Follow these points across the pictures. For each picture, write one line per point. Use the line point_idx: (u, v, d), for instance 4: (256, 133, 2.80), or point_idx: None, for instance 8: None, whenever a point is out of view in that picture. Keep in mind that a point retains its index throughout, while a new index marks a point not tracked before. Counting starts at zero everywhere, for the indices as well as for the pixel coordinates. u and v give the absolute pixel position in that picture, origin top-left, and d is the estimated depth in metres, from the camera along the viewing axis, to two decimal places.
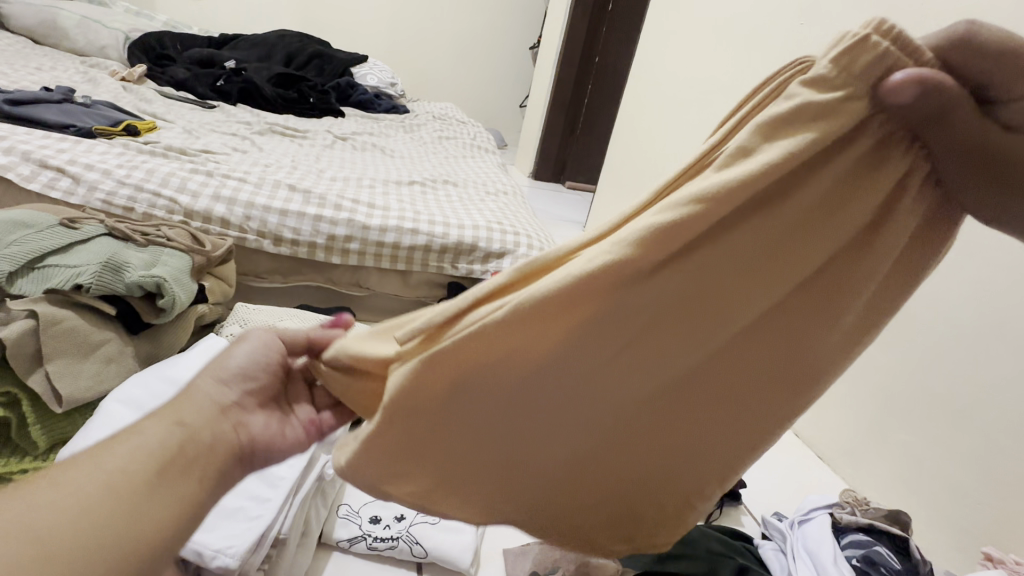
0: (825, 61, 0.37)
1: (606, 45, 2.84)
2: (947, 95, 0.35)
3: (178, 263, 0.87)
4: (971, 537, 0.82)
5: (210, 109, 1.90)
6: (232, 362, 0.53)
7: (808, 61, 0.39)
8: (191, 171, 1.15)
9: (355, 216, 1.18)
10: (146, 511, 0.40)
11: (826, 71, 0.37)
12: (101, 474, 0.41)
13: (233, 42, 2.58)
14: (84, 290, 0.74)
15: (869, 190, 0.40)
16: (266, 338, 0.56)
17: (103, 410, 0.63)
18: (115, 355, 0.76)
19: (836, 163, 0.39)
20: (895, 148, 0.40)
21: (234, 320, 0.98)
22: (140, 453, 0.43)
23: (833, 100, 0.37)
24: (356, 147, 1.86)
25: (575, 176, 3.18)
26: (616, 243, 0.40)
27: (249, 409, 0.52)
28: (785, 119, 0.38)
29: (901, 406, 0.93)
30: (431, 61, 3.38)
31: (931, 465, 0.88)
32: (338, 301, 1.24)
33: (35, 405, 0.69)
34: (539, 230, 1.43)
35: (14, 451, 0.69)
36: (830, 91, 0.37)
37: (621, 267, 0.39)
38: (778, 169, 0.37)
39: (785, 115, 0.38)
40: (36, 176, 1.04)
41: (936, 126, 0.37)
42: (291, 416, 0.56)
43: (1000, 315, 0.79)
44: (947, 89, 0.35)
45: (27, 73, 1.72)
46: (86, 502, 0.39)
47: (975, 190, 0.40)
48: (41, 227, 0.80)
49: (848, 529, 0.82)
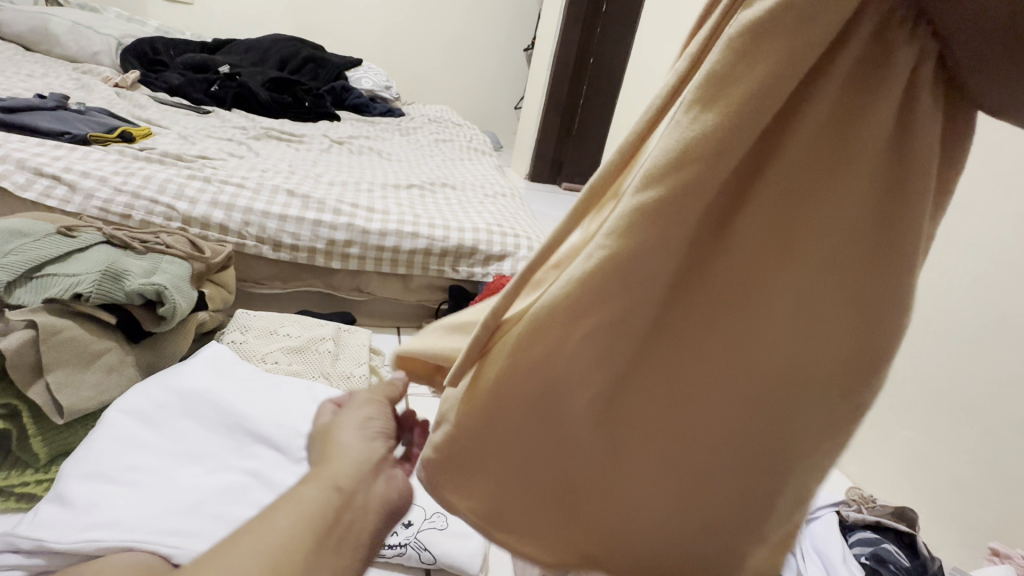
0: None
1: (600, 46, 2.85)
2: None
3: (178, 270, 0.86)
4: (977, 533, 0.82)
5: (205, 115, 1.89)
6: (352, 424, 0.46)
7: None
8: (188, 177, 1.14)
9: (354, 220, 1.17)
10: None
11: None
12: (263, 548, 0.33)
13: (226, 47, 2.56)
14: (83, 299, 0.73)
15: (882, 104, 0.29)
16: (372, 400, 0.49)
17: (105, 420, 0.62)
18: (116, 364, 0.75)
19: (834, 75, 0.28)
20: (898, 35, 0.29)
21: (235, 327, 0.97)
22: (299, 520, 0.36)
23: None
24: (353, 151, 1.86)
25: (572, 177, 3.18)
26: (606, 233, 0.29)
27: (391, 466, 0.45)
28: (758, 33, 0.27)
29: (905, 402, 0.93)
30: (425, 64, 3.38)
31: (937, 462, 0.88)
32: (338, 306, 1.23)
33: (35, 416, 0.67)
34: (539, 232, 1.43)
35: (15, 464, 0.68)
36: None
37: (624, 261, 0.29)
38: (753, 100, 0.27)
39: (757, 25, 0.27)
40: (32, 184, 1.03)
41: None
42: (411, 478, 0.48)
43: (1003, 310, 0.79)
44: None
45: (20, 80, 1.71)
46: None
47: (998, 87, 0.28)
48: (38, 236, 0.79)
49: (856, 527, 0.83)
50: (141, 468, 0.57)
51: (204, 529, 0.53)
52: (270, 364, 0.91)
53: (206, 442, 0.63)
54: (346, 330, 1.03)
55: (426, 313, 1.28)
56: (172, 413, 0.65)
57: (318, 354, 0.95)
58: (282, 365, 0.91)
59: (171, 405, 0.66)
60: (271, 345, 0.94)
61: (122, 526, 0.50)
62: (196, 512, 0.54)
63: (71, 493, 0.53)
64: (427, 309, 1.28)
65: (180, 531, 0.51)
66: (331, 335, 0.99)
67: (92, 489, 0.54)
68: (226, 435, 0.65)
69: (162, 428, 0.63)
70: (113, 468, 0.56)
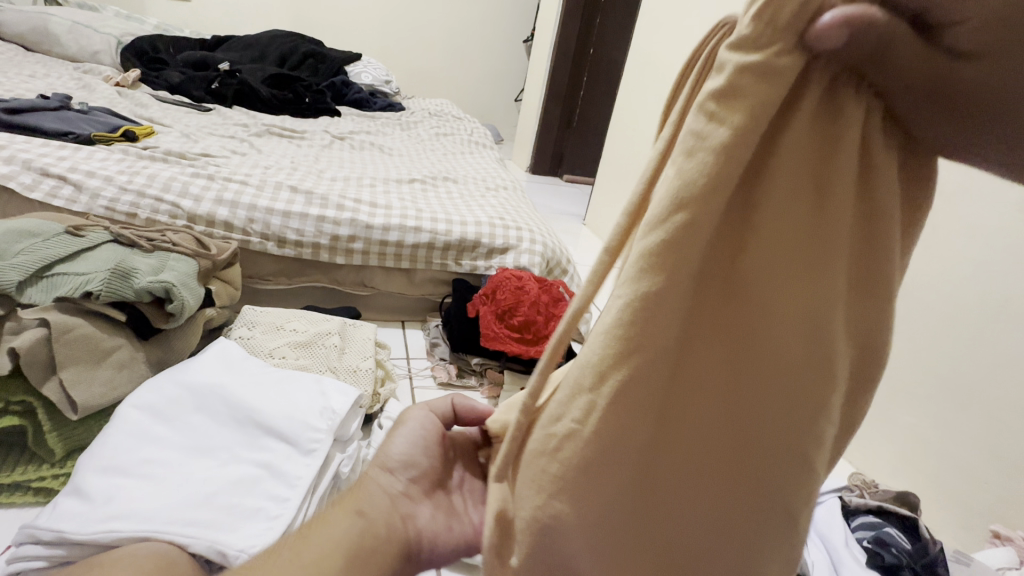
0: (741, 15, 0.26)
1: (600, 36, 2.83)
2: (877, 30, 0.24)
3: (185, 267, 0.87)
4: (978, 517, 0.83)
5: (206, 112, 1.89)
6: (395, 450, 0.50)
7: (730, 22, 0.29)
8: (192, 175, 1.15)
9: (357, 215, 1.18)
10: None
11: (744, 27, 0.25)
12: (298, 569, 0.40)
13: (225, 44, 2.56)
14: (93, 297, 0.74)
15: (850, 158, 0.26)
16: (425, 414, 0.53)
17: (119, 416, 0.63)
18: (127, 361, 0.76)
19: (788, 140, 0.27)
20: (848, 96, 0.27)
21: (242, 323, 0.98)
22: (328, 548, 0.42)
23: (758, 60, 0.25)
24: (355, 147, 1.86)
25: (573, 169, 3.18)
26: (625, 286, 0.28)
27: (415, 501, 0.48)
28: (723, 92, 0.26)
29: (907, 390, 0.93)
30: (425, 57, 3.37)
31: (938, 448, 0.88)
32: (343, 301, 1.24)
33: (49, 413, 0.69)
34: (541, 224, 1.43)
35: (29, 459, 0.69)
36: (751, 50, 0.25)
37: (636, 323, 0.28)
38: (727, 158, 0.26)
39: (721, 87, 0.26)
40: (38, 185, 1.04)
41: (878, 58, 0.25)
42: (460, 512, 0.49)
43: (1005, 296, 0.79)
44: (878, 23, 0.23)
45: (22, 81, 1.71)
46: None
47: (953, 131, 0.27)
48: (47, 237, 0.80)
49: (858, 512, 0.84)
50: (156, 462, 0.59)
51: (216, 519, 0.54)
52: (277, 359, 0.92)
53: (219, 436, 0.64)
54: (351, 325, 1.04)
55: (429, 307, 1.29)
56: (183, 407, 0.66)
57: (324, 348, 0.96)
58: (289, 359, 0.92)
59: (182, 400, 0.67)
60: (278, 340, 0.95)
61: (138, 518, 0.52)
62: (209, 504, 0.55)
63: (89, 487, 0.54)
64: (431, 303, 1.29)
65: (194, 523, 0.53)
66: (337, 330, 1.00)
67: (110, 484, 0.55)
68: (236, 429, 0.66)
69: (174, 423, 0.64)
70: (128, 462, 0.57)
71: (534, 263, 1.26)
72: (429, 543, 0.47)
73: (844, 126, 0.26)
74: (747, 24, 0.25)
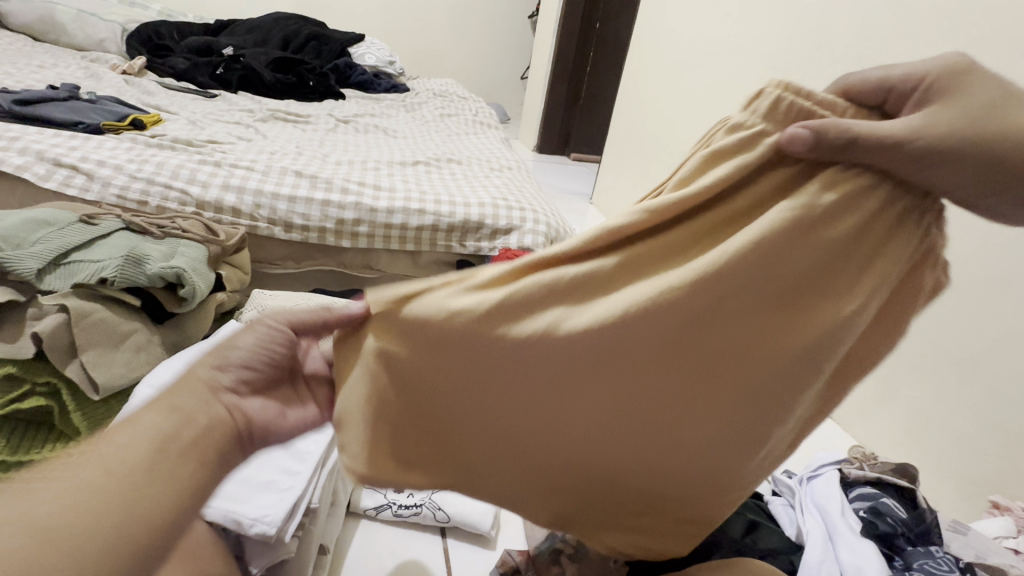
0: (746, 112, 0.44)
1: (607, 10, 2.77)
2: (831, 133, 0.39)
3: (195, 253, 0.89)
4: (979, 488, 0.84)
5: (212, 99, 1.90)
6: (235, 349, 0.50)
7: (725, 122, 0.45)
8: (199, 162, 1.17)
9: (361, 199, 1.19)
10: (139, 502, 0.39)
11: (742, 120, 0.44)
12: (100, 468, 0.40)
13: (229, 29, 2.56)
14: (108, 283, 0.77)
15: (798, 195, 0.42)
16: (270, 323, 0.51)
17: (138, 396, 0.66)
18: (144, 344, 0.80)
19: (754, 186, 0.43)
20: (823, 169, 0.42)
21: (252, 306, 1.00)
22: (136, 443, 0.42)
23: (746, 138, 0.43)
24: (359, 130, 1.86)
25: (580, 148, 3.15)
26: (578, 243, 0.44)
27: (244, 396, 0.49)
28: (726, 150, 0.44)
29: (910, 363, 0.94)
30: (429, 37, 3.33)
31: (939, 420, 0.89)
32: (350, 284, 1.27)
33: (73, 393, 0.73)
34: (545, 205, 1.43)
35: (57, 436, 0.73)
36: (739, 133, 0.43)
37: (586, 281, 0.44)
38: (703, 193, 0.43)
39: (728, 146, 0.43)
40: (51, 175, 1.06)
41: (845, 149, 0.40)
42: (300, 405, 0.53)
43: (1009, 268, 0.79)
44: (832, 131, 0.39)
45: (31, 72, 1.74)
46: (80, 496, 0.38)
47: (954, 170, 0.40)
48: (62, 226, 0.83)
49: (856, 483, 0.84)
50: None
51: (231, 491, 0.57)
52: None
53: None
54: None
55: None
56: None
57: None
58: None
59: None
60: None
61: None
62: None
63: None
64: None
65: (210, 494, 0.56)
66: None
67: None
68: None
69: None
70: None
71: (538, 243, 1.26)
72: (263, 423, 0.49)
73: (818, 179, 0.42)
74: (748, 118, 0.43)
